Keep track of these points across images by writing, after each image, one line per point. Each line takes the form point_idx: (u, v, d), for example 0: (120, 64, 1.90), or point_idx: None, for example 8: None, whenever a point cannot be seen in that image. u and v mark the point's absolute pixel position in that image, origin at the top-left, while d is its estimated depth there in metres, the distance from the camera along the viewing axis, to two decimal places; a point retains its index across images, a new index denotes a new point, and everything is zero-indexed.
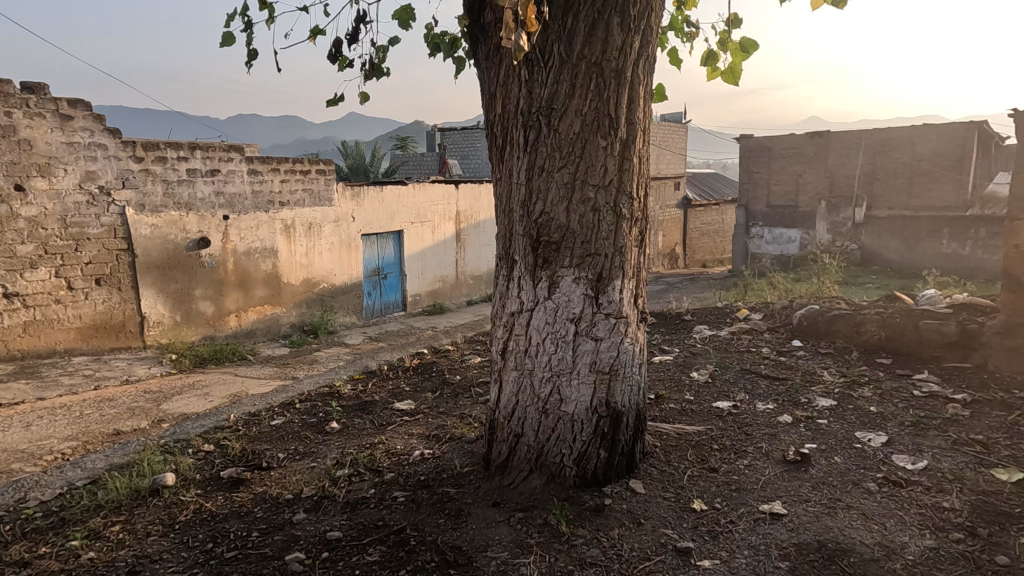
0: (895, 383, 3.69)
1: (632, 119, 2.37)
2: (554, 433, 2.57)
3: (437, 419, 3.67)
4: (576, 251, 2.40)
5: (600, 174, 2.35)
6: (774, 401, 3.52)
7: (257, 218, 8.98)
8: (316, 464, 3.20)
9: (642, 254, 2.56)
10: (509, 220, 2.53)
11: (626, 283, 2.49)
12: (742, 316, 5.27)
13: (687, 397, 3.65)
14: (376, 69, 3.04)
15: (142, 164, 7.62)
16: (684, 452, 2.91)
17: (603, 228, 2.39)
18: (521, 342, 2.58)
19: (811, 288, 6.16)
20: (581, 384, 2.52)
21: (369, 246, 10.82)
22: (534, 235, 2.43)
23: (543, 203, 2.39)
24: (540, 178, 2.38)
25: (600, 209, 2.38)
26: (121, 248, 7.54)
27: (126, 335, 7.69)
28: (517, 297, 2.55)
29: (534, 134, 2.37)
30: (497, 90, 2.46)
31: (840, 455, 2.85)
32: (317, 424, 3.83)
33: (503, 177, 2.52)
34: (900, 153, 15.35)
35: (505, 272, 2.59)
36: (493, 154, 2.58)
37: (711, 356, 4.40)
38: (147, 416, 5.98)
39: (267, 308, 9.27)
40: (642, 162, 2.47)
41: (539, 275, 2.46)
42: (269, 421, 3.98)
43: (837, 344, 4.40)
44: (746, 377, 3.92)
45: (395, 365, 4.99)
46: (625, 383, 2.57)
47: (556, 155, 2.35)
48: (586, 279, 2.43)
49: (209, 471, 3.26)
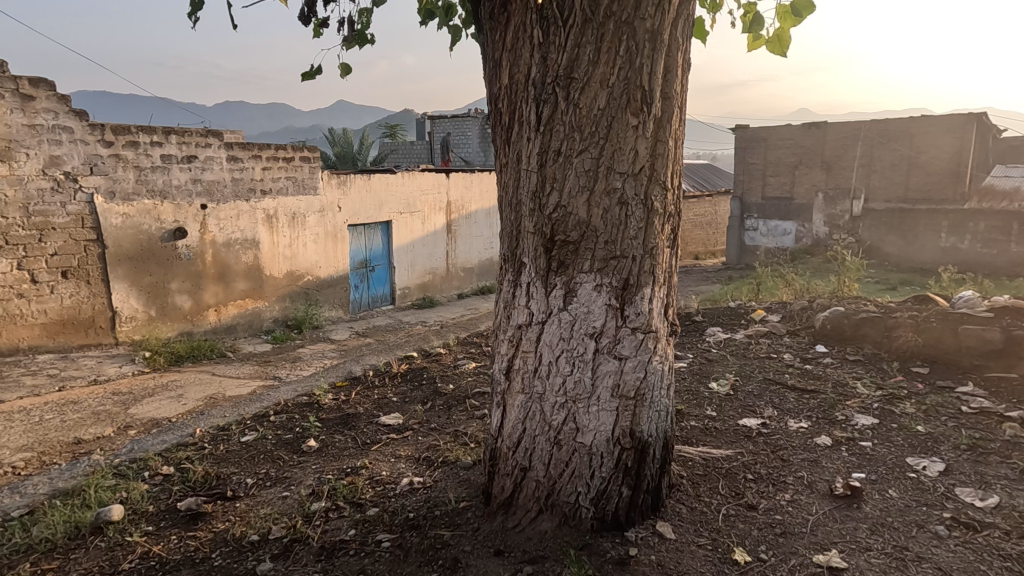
0: (939, 397, 3.30)
1: (668, 94, 1.95)
2: (569, 467, 2.17)
3: (428, 437, 3.26)
4: (599, 253, 1.99)
5: (629, 160, 1.93)
6: (808, 419, 3.13)
7: (238, 208, 8.47)
8: (289, 495, 2.78)
9: (674, 256, 2.15)
10: (516, 215, 2.10)
11: (656, 291, 2.07)
12: (758, 318, 4.89)
13: (709, 414, 3.25)
14: (358, 36, 2.60)
15: (111, 148, 7.09)
16: (715, 483, 2.52)
17: (631, 226, 1.97)
18: (530, 360, 2.16)
19: (828, 286, 5.79)
20: (601, 411, 2.11)
21: (356, 237, 10.34)
22: (548, 233, 2.01)
23: (559, 194, 1.97)
24: (555, 166, 1.97)
25: (628, 202, 1.96)
26: (90, 238, 7.04)
27: (96, 331, 7.21)
28: (525, 307, 2.13)
29: (549, 110, 1.94)
30: (504, 56, 2.03)
31: (895, 488, 2.47)
32: (293, 442, 3.40)
33: (510, 161, 2.09)
34: (899, 144, 15.02)
35: (511, 276, 2.16)
36: (498, 135, 2.15)
37: (730, 363, 4.00)
38: (113, 422, 5.53)
39: (248, 303, 8.78)
40: (678, 145, 2.05)
41: (553, 281, 2.05)
42: (240, 437, 3.54)
43: (866, 351, 4.02)
44: (772, 390, 3.53)
45: (382, 371, 4.54)
46: (653, 410, 2.17)
47: (577, 135, 1.93)
48: (611, 287, 2.01)
49: (165, 501, 2.82)
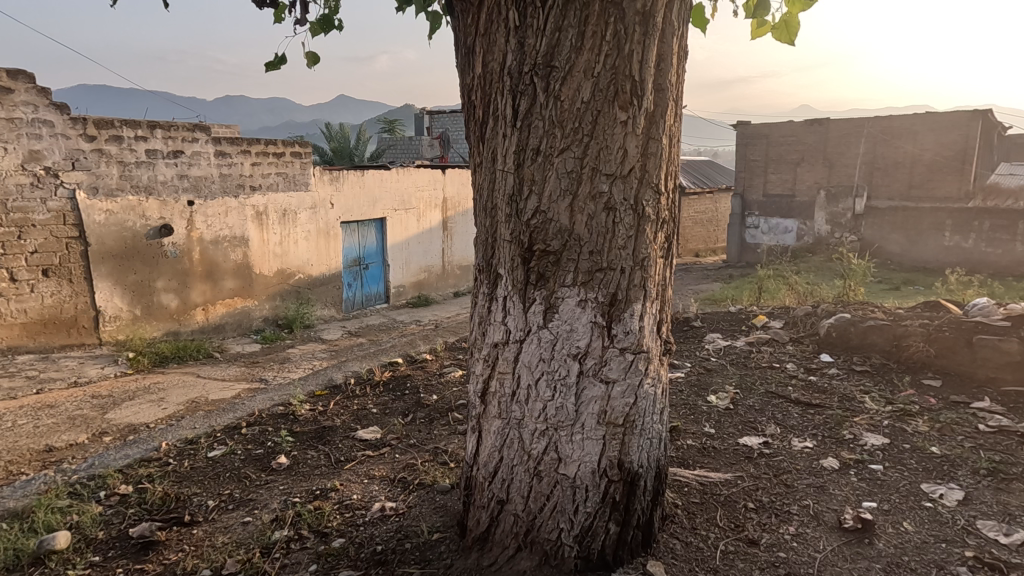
0: (954, 414, 3.07)
1: (662, 85, 1.72)
2: (550, 501, 1.95)
3: (406, 455, 3.04)
4: (583, 264, 1.77)
5: (619, 160, 1.71)
6: (813, 438, 2.91)
7: (226, 204, 8.23)
8: (250, 521, 2.56)
9: (668, 267, 1.92)
10: (491, 221, 1.87)
11: (647, 307, 1.85)
12: (760, 324, 4.65)
13: (707, 431, 3.03)
14: (325, 21, 2.38)
15: (94, 143, 6.86)
16: (713, 514, 2.30)
17: (619, 234, 1.75)
18: (507, 383, 1.93)
19: (833, 290, 5.56)
20: (587, 440, 1.89)
21: (349, 234, 10.10)
22: (526, 242, 1.78)
23: (538, 198, 1.75)
24: (533, 166, 1.74)
25: (616, 208, 1.73)
26: (71, 235, 6.82)
27: (79, 331, 7.00)
28: (502, 324, 1.90)
29: (527, 102, 1.71)
30: (477, 41, 1.81)
31: (910, 520, 2.25)
32: (263, 459, 3.18)
33: (485, 160, 1.86)
34: (901, 141, 14.77)
35: (486, 289, 1.94)
36: (472, 132, 1.92)
37: (730, 373, 3.78)
38: (88, 428, 5.31)
39: (237, 302, 8.55)
40: (674, 143, 1.83)
41: (532, 296, 1.82)
42: (207, 452, 3.32)
43: (874, 361, 3.80)
44: (774, 405, 3.31)
45: (364, 379, 4.30)
46: (644, 438, 1.95)
47: (559, 130, 1.70)
48: (598, 302, 1.79)
49: (117, 527, 2.60)
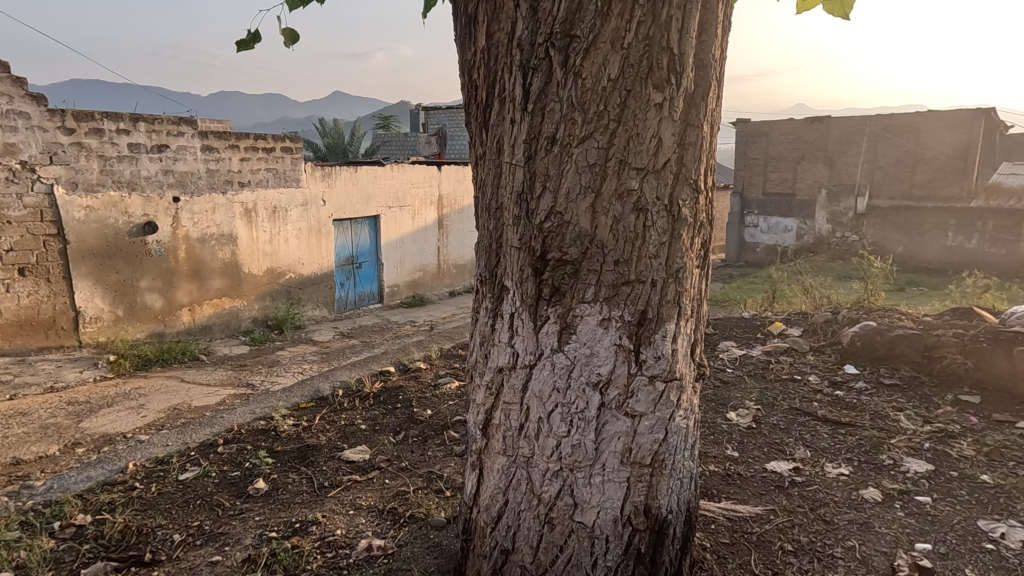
0: (1001, 436, 2.78)
1: (704, 62, 1.43)
2: (564, 554, 1.65)
3: (396, 481, 2.75)
4: (607, 277, 1.47)
5: (651, 152, 1.41)
6: (849, 464, 2.63)
7: (213, 201, 7.88)
8: (219, 560, 2.25)
9: (703, 279, 1.63)
10: (497, 224, 1.57)
11: (681, 327, 1.55)
12: (777, 332, 4.36)
13: (730, 454, 2.75)
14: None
15: (73, 136, 6.52)
16: (747, 558, 2.01)
17: (650, 240, 1.46)
18: (514, 416, 1.64)
19: (851, 295, 5.28)
20: (608, 484, 1.60)
21: (342, 232, 9.77)
22: (537, 249, 1.49)
23: (554, 196, 1.45)
24: (547, 158, 1.44)
25: (647, 209, 1.44)
26: (50, 233, 6.48)
27: (58, 333, 6.67)
28: (508, 346, 1.60)
29: (540, 81, 1.42)
30: (480, 8, 1.50)
31: (972, 566, 1.96)
32: (239, 483, 2.88)
33: (488, 149, 1.56)
34: (903, 139, 14.57)
35: (490, 303, 1.64)
36: (473, 118, 1.62)
37: (749, 388, 3.49)
38: (60, 439, 4.97)
39: (224, 302, 8.20)
40: (714, 130, 1.53)
41: (544, 313, 1.53)
42: (179, 474, 3.01)
43: (903, 374, 3.52)
44: (801, 424, 3.02)
45: (353, 390, 3.98)
46: (673, 480, 1.66)
47: (580, 114, 1.40)
48: (624, 322, 1.50)
49: (67, 567, 2.29)
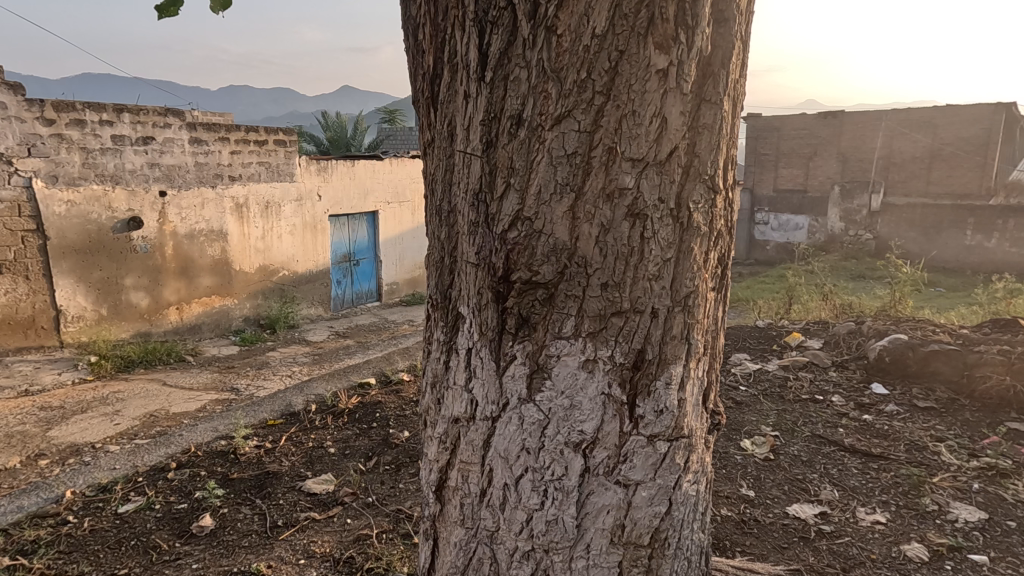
0: None
1: (724, 15, 1.04)
2: None
3: (358, 523, 2.38)
4: (591, 305, 1.10)
5: (651, 138, 1.03)
6: (885, 509, 2.24)
7: (202, 195, 7.53)
8: None
9: (719, 303, 1.25)
10: (451, 232, 1.20)
11: (692, 368, 1.18)
12: (795, 344, 3.96)
13: (746, 495, 2.36)
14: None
15: (52, 127, 6.17)
16: None
17: (651, 255, 1.08)
18: (473, 480, 1.27)
19: (875, 302, 4.88)
20: (593, 570, 1.23)
21: (338, 228, 9.39)
22: (499, 268, 1.12)
23: (520, 197, 1.08)
24: (511, 145, 1.07)
25: (647, 213, 1.06)
26: (28, 228, 6.16)
27: (37, 333, 6.36)
28: (464, 391, 1.23)
29: (501, 40, 1.04)
30: None
31: None
32: (183, 519, 2.52)
33: (438, 133, 1.19)
34: (919, 134, 14.14)
35: (444, 335, 1.26)
36: (419, 93, 1.24)
37: (765, 410, 3.10)
38: (25, 449, 4.61)
39: (214, 300, 7.86)
40: (737, 109, 1.15)
41: (511, 351, 1.16)
42: (118, 507, 2.66)
43: (939, 396, 3.11)
44: (825, 455, 2.65)
45: (327, 407, 3.62)
46: (678, 561, 1.29)
47: (554, 83, 1.02)
48: (615, 365, 1.13)
49: None
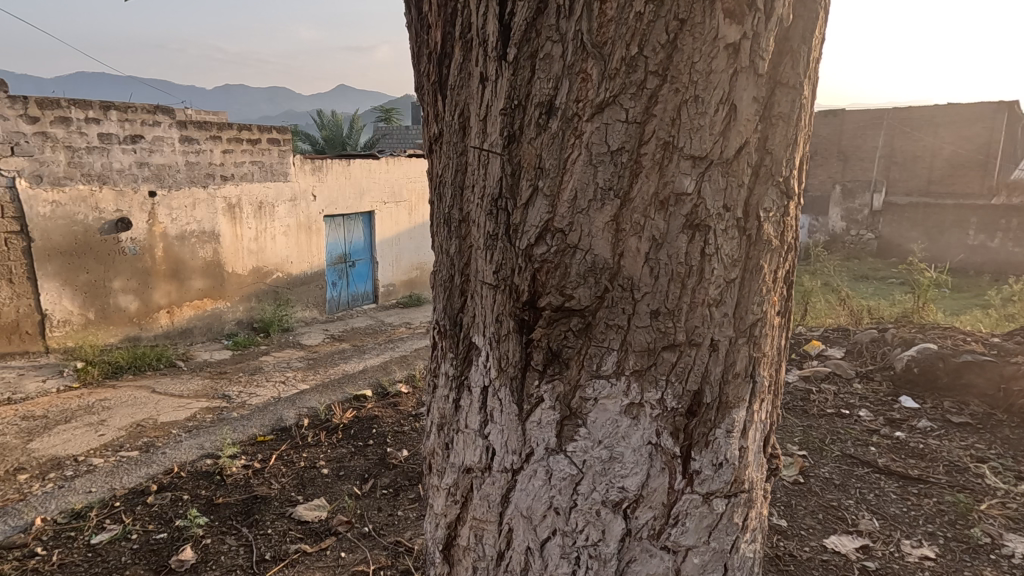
0: None
1: None
2: None
3: (352, 558, 2.16)
4: (638, 337, 0.89)
5: (716, 131, 0.83)
6: (934, 542, 2.04)
7: (193, 195, 7.29)
8: None
9: (784, 330, 1.04)
10: (462, 245, 0.99)
11: (755, 410, 0.97)
12: (815, 353, 3.75)
13: (780, 525, 2.15)
14: None
15: (36, 125, 5.92)
16: None
17: (712, 276, 0.87)
18: (489, 540, 1.06)
19: (892, 308, 4.69)
20: None
21: (333, 229, 9.16)
22: (524, 291, 0.91)
23: (551, 202, 0.87)
24: (539, 139, 0.86)
25: (708, 225, 0.86)
26: (11, 230, 5.92)
27: (21, 338, 6.12)
28: (479, 436, 1.02)
29: (528, 9, 0.83)
30: None
31: None
32: (161, 551, 2.30)
33: (447, 125, 0.98)
34: (920, 133, 13.98)
35: (454, 368, 1.05)
36: (424, 77, 1.03)
37: (790, 427, 2.89)
38: (2, 463, 4.37)
39: (206, 303, 7.62)
40: (813, 95, 0.94)
41: (537, 392, 0.95)
42: (90, 538, 2.43)
43: (975, 411, 2.91)
44: (860, 478, 2.45)
45: (320, 422, 3.41)
46: None
47: (596, 62, 0.81)
48: (666, 410, 0.92)
49: None
